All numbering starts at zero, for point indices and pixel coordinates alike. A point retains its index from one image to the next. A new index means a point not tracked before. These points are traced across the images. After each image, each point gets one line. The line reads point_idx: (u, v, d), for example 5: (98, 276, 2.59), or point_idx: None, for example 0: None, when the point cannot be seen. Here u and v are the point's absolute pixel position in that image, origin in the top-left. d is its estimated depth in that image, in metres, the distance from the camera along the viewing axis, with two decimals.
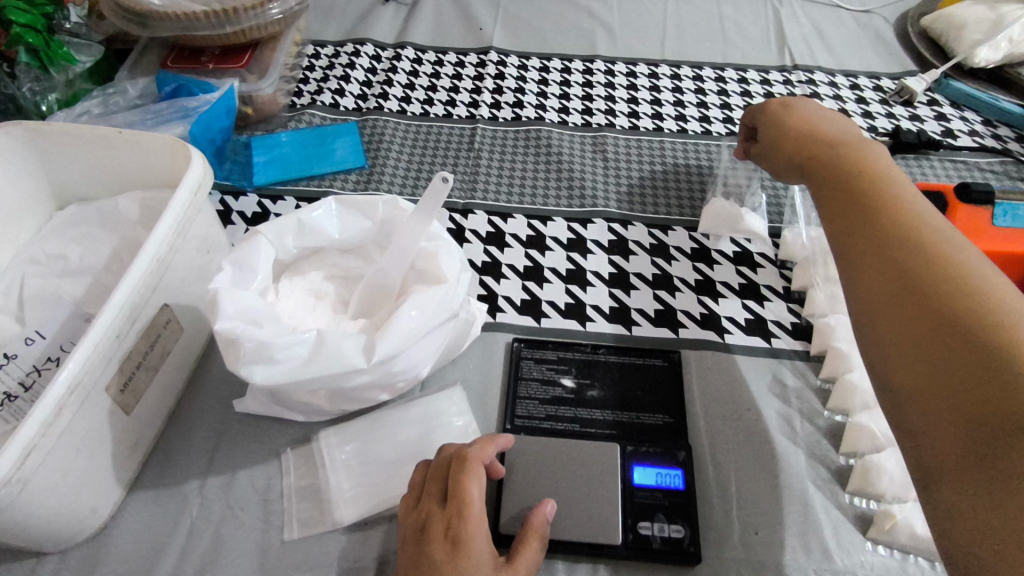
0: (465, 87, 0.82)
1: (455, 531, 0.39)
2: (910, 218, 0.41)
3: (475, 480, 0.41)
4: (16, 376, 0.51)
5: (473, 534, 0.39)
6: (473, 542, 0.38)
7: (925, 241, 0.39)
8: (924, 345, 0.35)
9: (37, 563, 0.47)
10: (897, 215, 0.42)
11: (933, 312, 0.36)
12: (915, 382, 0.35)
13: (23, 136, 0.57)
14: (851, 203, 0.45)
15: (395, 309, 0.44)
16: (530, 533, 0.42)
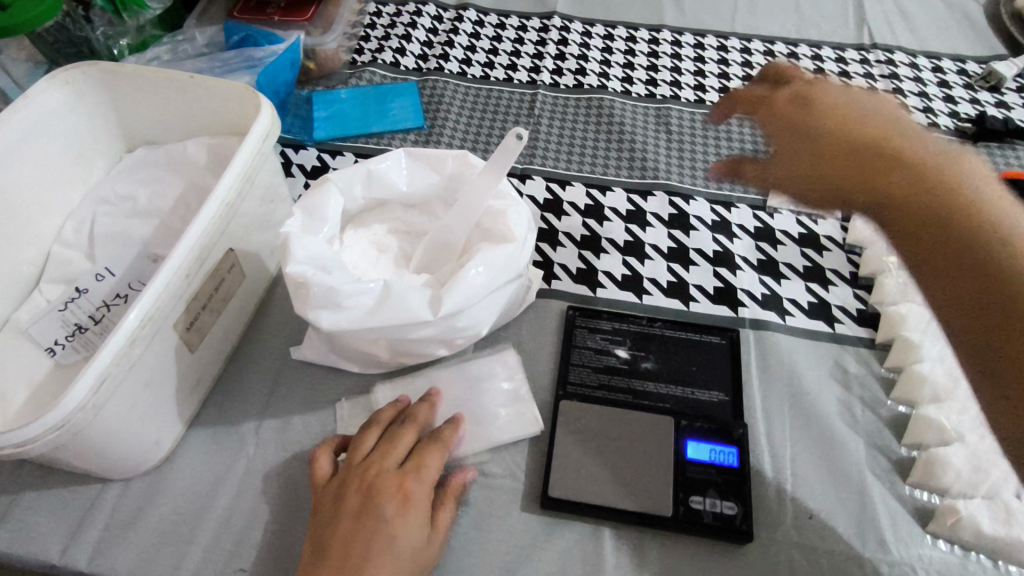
0: (528, 52, 0.81)
1: (374, 478, 0.42)
2: (928, 178, 0.41)
3: (432, 445, 0.45)
4: (87, 310, 0.53)
5: (417, 488, 0.42)
6: (417, 492, 0.42)
7: (966, 220, 0.38)
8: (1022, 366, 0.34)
9: (101, 488, 0.49)
10: (910, 189, 0.41)
11: (970, 281, 0.36)
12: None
13: (100, 77, 0.57)
14: (869, 190, 0.43)
15: (461, 265, 0.44)
16: (448, 493, 0.45)
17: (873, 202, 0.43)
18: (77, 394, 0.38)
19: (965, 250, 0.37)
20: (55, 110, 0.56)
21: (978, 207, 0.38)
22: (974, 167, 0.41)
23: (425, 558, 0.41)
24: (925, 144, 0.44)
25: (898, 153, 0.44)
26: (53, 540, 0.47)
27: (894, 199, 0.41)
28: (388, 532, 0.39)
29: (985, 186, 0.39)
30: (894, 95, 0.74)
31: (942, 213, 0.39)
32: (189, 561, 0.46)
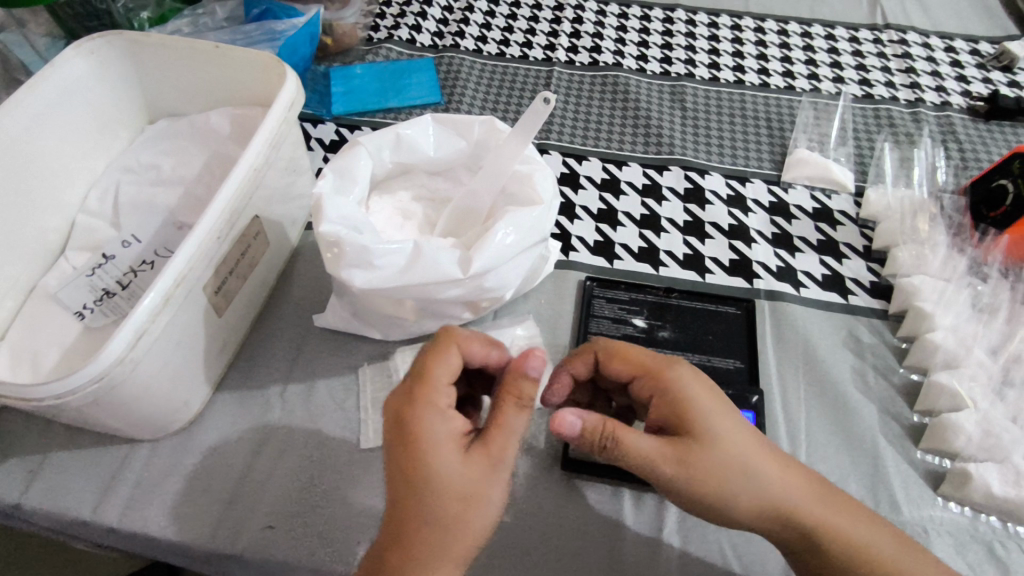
0: (543, 30, 0.81)
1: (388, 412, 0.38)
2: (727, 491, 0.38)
3: (443, 362, 0.39)
4: (114, 275, 0.54)
5: (421, 413, 0.37)
6: (426, 419, 0.36)
7: (746, 475, 0.39)
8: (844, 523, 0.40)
9: (130, 449, 0.50)
10: (763, 485, 0.39)
11: (811, 530, 0.40)
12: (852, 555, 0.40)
13: (124, 46, 0.58)
14: (702, 454, 0.38)
15: (486, 229, 0.44)
16: (502, 398, 0.38)
17: (728, 496, 0.38)
18: (115, 347, 0.39)
19: (797, 521, 0.40)
20: (80, 78, 0.56)
21: (822, 517, 0.40)
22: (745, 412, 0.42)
23: (473, 487, 0.35)
24: (739, 421, 0.40)
25: (727, 417, 0.39)
26: (84, 497, 0.48)
27: (758, 503, 0.39)
28: (402, 471, 0.35)
29: (764, 452, 0.40)
30: (907, 74, 0.75)
31: (788, 512, 0.39)
32: (218, 519, 0.47)
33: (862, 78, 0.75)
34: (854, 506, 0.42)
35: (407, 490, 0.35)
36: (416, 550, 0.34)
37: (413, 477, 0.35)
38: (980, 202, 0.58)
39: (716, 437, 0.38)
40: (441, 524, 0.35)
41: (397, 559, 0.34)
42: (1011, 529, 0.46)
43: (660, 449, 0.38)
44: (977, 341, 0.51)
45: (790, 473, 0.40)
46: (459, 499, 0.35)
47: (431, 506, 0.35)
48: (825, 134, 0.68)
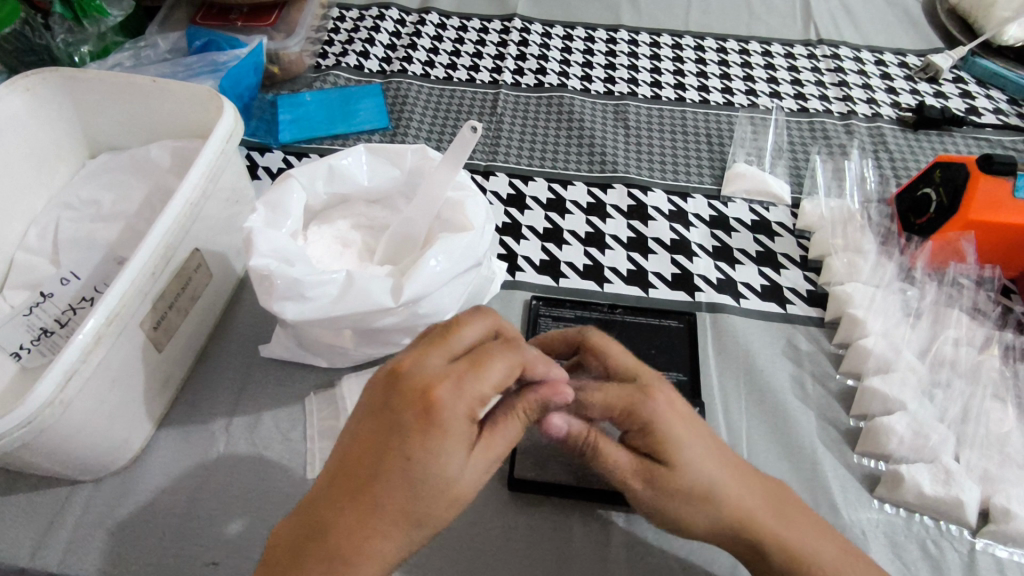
0: (489, 53, 0.82)
1: (410, 388, 0.34)
2: (692, 489, 0.38)
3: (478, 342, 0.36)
4: (52, 313, 0.53)
5: (453, 415, 0.33)
6: (457, 406, 0.33)
7: (703, 476, 0.39)
8: (784, 513, 0.41)
9: (70, 492, 0.49)
10: (718, 487, 0.39)
11: (760, 524, 0.40)
12: (793, 540, 0.40)
13: (61, 83, 0.58)
14: (673, 457, 0.38)
15: (420, 255, 0.45)
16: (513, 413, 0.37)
17: (681, 513, 0.39)
18: (42, 391, 0.39)
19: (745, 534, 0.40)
20: (14, 115, 0.56)
21: (773, 534, 0.40)
22: (701, 427, 0.40)
23: (465, 486, 0.34)
24: (693, 434, 0.39)
25: (680, 440, 0.38)
26: (22, 543, 0.47)
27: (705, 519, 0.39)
28: (407, 459, 0.32)
29: (716, 461, 0.39)
30: (839, 88, 0.78)
31: (739, 530, 0.40)
32: (162, 558, 0.46)
33: (797, 93, 0.77)
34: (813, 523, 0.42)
35: (398, 486, 0.32)
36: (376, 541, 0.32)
37: (416, 472, 0.33)
38: (907, 210, 0.61)
39: (679, 445, 0.38)
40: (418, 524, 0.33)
41: (351, 533, 0.32)
42: (945, 528, 0.47)
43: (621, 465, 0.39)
44: (906, 345, 0.53)
45: (740, 491, 0.40)
46: (451, 503, 0.34)
47: (421, 508, 0.33)
48: (761, 147, 0.70)
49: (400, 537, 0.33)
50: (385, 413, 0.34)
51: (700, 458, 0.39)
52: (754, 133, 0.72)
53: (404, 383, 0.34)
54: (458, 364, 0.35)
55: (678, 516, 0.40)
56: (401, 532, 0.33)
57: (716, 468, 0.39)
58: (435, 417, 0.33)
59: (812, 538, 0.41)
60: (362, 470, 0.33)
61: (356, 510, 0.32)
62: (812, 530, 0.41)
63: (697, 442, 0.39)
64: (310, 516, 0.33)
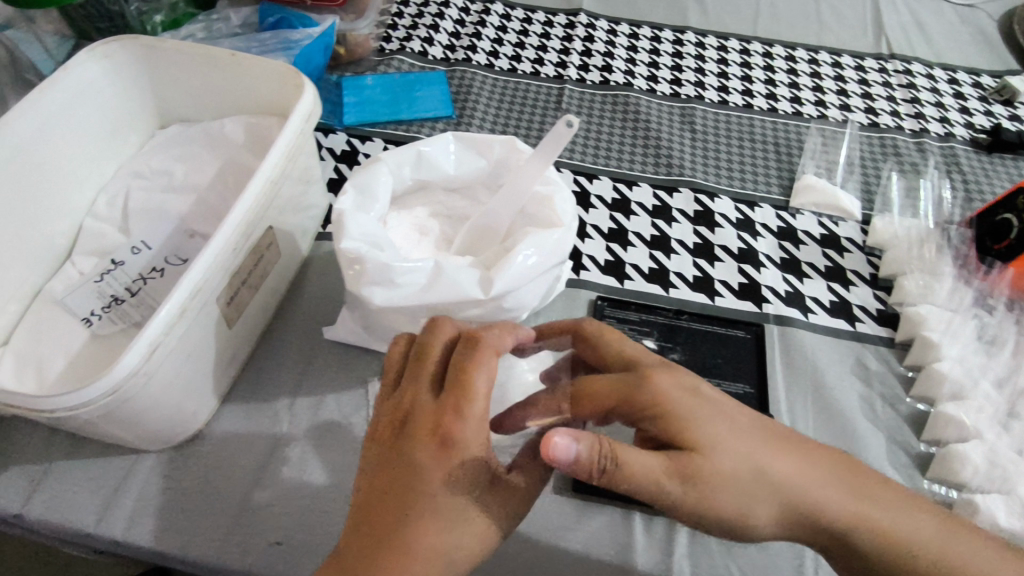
0: (554, 47, 0.82)
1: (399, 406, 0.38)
2: (733, 482, 0.36)
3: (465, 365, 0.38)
4: (124, 282, 0.53)
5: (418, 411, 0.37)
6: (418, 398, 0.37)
7: (744, 468, 0.36)
8: (842, 484, 0.38)
9: (135, 461, 0.49)
10: (759, 477, 0.36)
11: (812, 508, 0.37)
12: (855, 515, 0.38)
13: (140, 52, 0.58)
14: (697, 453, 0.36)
15: (507, 250, 0.45)
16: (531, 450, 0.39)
17: (747, 506, 0.36)
18: (130, 360, 0.38)
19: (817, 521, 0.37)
20: (92, 81, 0.56)
21: (846, 508, 0.38)
22: (734, 413, 0.38)
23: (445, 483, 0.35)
24: (716, 416, 0.37)
25: (688, 426, 0.37)
26: (88, 508, 0.47)
27: (769, 511, 0.37)
28: (421, 491, 0.35)
29: (750, 442, 0.37)
30: (911, 104, 0.76)
31: (801, 514, 0.37)
32: (223, 534, 0.46)
33: (868, 107, 0.76)
34: (882, 496, 0.39)
35: (419, 522, 0.34)
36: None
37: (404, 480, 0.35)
38: (985, 234, 0.59)
39: (701, 431, 0.36)
40: (445, 552, 0.34)
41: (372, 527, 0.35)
42: None
43: (655, 465, 0.35)
44: (983, 373, 0.52)
45: (800, 467, 0.37)
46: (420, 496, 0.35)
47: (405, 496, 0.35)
48: (833, 161, 0.69)
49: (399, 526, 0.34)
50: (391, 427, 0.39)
51: (725, 443, 0.36)
52: (824, 145, 0.70)
53: (407, 423, 0.37)
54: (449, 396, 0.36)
55: (737, 518, 0.36)
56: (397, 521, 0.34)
57: (756, 455, 0.37)
58: (449, 445, 0.35)
59: (876, 512, 0.38)
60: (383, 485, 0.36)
61: (386, 560, 0.33)
62: (876, 500, 0.38)
63: (718, 423, 0.37)
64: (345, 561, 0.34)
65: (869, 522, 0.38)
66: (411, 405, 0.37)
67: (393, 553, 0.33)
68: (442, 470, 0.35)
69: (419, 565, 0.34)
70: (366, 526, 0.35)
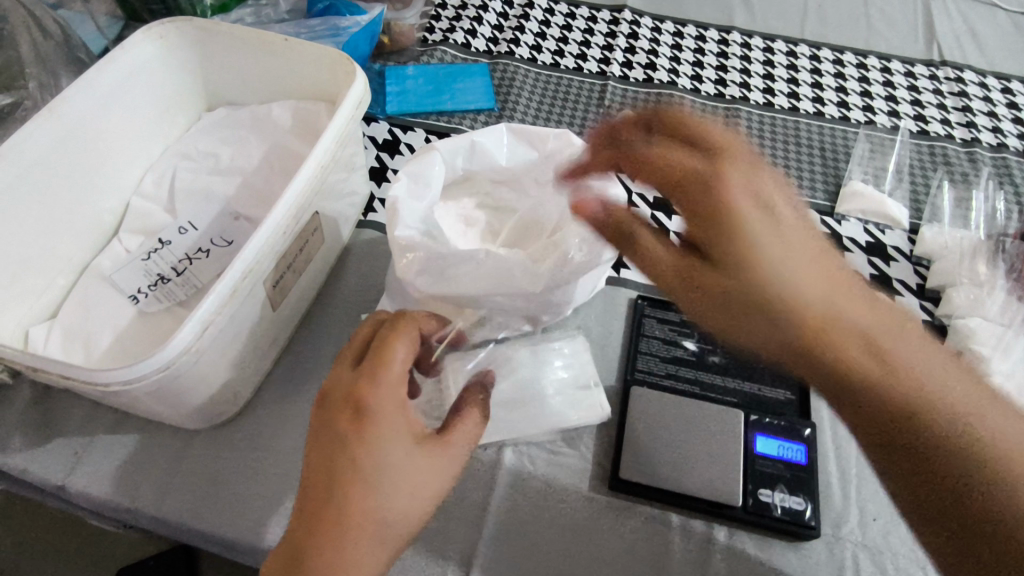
0: (597, 43, 0.81)
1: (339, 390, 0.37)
2: (769, 269, 0.32)
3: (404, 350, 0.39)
4: (170, 261, 0.54)
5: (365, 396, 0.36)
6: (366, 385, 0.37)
7: (785, 271, 0.32)
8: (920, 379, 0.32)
9: (176, 438, 0.49)
10: (809, 300, 0.32)
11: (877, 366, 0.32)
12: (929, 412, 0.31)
13: (193, 34, 0.58)
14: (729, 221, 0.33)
15: (556, 243, 0.46)
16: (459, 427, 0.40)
17: (786, 280, 0.32)
18: (183, 338, 0.39)
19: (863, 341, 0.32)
20: (145, 61, 0.57)
21: (919, 387, 0.31)
22: (790, 228, 0.34)
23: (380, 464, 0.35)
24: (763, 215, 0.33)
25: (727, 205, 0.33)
26: (131, 483, 0.48)
27: (809, 316, 0.32)
28: (347, 457, 0.35)
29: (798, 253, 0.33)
30: (963, 113, 0.74)
31: (868, 344, 0.32)
32: (262, 514, 0.47)
33: (917, 113, 0.74)
34: (933, 343, 0.34)
35: (349, 487, 0.34)
36: (354, 547, 0.34)
37: (346, 464, 0.35)
38: None
39: (741, 209, 0.33)
40: (377, 523, 0.35)
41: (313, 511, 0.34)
42: None
43: (686, 208, 0.34)
44: None
45: (861, 312, 0.32)
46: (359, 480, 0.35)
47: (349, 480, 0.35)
48: (881, 168, 0.67)
49: (334, 510, 0.34)
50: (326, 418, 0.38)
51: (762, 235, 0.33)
52: (872, 151, 0.69)
53: (325, 399, 0.37)
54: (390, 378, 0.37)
55: (787, 291, 0.32)
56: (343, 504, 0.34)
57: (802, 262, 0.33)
58: (365, 413, 0.36)
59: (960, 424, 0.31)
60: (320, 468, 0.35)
61: (320, 526, 0.34)
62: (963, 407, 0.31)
63: (761, 227, 0.33)
64: (294, 542, 0.34)
65: (947, 407, 0.31)
66: (330, 382, 0.38)
67: (330, 518, 0.34)
68: (362, 433, 0.35)
69: (355, 526, 0.34)
70: (301, 502, 0.35)
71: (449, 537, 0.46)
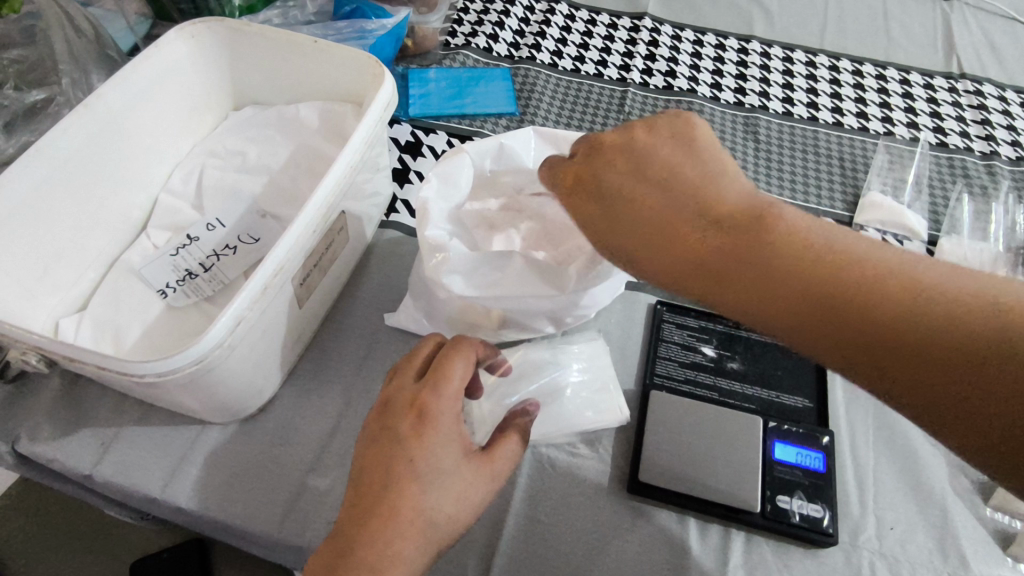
0: (617, 50, 0.82)
1: (403, 397, 0.39)
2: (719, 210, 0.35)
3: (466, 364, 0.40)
4: (198, 257, 0.55)
5: (427, 405, 0.38)
6: (429, 397, 0.38)
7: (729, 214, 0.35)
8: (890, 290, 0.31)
9: (201, 431, 0.50)
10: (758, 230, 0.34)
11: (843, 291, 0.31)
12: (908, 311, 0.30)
13: (223, 34, 0.59)
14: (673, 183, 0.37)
15: (581, 249, 0.47)
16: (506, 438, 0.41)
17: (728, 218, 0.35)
18: (217, 332, 0.40)
19: (839, 288, 0.31)
20: (177, 60, 0.58)
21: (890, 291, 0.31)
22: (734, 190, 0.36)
23: (433, 468, 0.37)
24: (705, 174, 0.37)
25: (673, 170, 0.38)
26: (156, 475, 0.48)
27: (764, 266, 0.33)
28: (403, 459, 0.37)
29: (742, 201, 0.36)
30: (982, 126, 0.75)
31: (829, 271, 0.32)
32: (285, 508, 0.47)
33: (937, 126, 0.75)
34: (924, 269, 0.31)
35: (400, 489, 0.36)
36: (398, 546, 0.35)
37: (403, 466, 0.37)
38: None
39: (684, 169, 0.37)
40: (426, 523, 0.36)
41: (368, 507, 0.36)
42: None
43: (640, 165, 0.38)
44: None
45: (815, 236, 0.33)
46: (413, 483, 0.36)
47: (405, 481, 0.36)
48: (901, 179, 0.67)
49: (387, 509, 0.36)
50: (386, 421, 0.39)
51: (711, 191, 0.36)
52: (891, 162, 0.69)
53: (387, 403, 0.39)
54: (447, 389, 0.39)
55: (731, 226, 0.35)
56: (395, 502, 0.36)
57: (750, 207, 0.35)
58: (424, 418, 0.38)
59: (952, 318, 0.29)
60: (378, 467, 0.37)
61: (371, 522, 0.36)
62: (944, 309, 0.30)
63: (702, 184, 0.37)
64: (348, 535, 0.36)
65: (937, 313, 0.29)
66: (393, 390, 0.40)
67: (380, 517, 0.36)
68: (418, 438, 0.37)
69: (400, 527, 0.36)
70: (354, 498, 0.37)
71: (470, 535, 0.46)
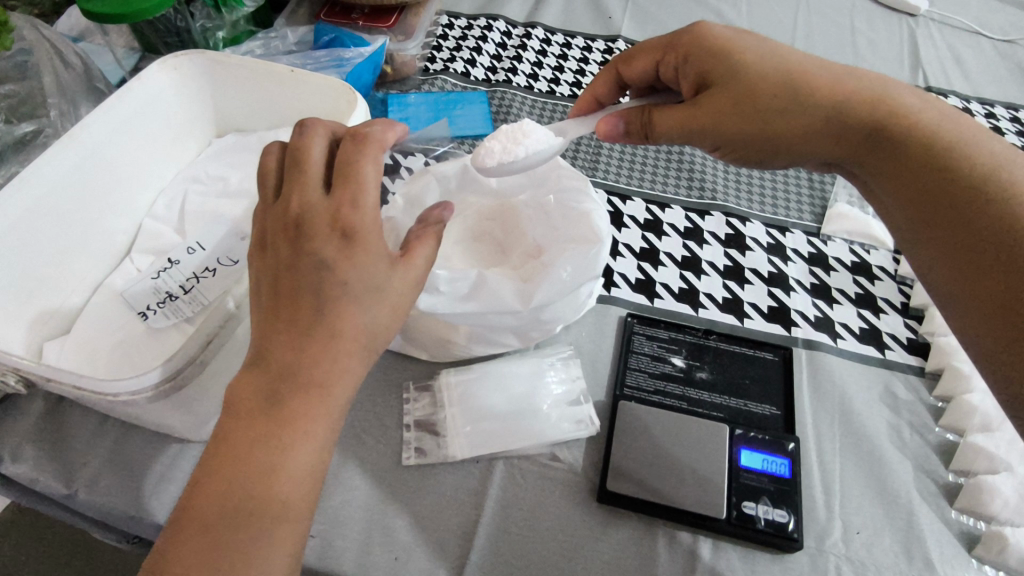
0: (592, 71, 0.84)
1: (310, 213, 0.36)
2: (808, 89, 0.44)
3: (378, 166, 0.38)
4: (177, 279, 0.56)
5: (356, 217, 0.36)
6: (351, 210, 0.36)
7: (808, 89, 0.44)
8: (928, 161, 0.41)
9: (181, 449, 0.51)
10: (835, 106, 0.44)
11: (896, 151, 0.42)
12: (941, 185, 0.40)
13: (204, 65, 0.62)
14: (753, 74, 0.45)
15: (542, 263, 0.50)
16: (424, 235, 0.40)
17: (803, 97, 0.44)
18: None
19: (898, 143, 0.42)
20: (160, 90, 0.60)
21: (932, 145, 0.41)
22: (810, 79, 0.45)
23: (365, 281, 0.36)
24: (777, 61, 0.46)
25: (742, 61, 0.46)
26: (135, 493, 0.49)
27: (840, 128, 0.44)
28: (334, 282, 0.35)
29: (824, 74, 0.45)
30: None
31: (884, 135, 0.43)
32: None
33: None
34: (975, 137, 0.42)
35: (337, 309, 0.35)
36: (339, 362, 0.35)
37: (315, 284, 0.35)
38: None
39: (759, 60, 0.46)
40: (364, 335, 0.36)
41: (297, 332, 0.35)
42: None
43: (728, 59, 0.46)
44: None
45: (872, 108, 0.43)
46: (343, 304, 0.35)
47: (337, 299, 0.35)
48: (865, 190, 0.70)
49: (322, 329, 0.35)
50: (289, 243, 0.36)
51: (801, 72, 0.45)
52: None
53: (301, 223, 0.36)
54: (362, 202, 0.36)
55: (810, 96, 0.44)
56: (334, 317, 0.35)
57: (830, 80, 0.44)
58: (349, 235, 0.36)
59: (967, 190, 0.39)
60: (298, 292, 0.35)
61: (308, 345, 0.34)
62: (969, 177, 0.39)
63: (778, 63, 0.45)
64: (283, 368, 0.34)
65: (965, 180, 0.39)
66: (303, 209, 0.37)
67: (319, 339, 0.35)
68: (346, 258, 0.35)
69: (343, 345, 0.35)
70: (279, 324, 0.35)
71: (444, 546, 0.47)
